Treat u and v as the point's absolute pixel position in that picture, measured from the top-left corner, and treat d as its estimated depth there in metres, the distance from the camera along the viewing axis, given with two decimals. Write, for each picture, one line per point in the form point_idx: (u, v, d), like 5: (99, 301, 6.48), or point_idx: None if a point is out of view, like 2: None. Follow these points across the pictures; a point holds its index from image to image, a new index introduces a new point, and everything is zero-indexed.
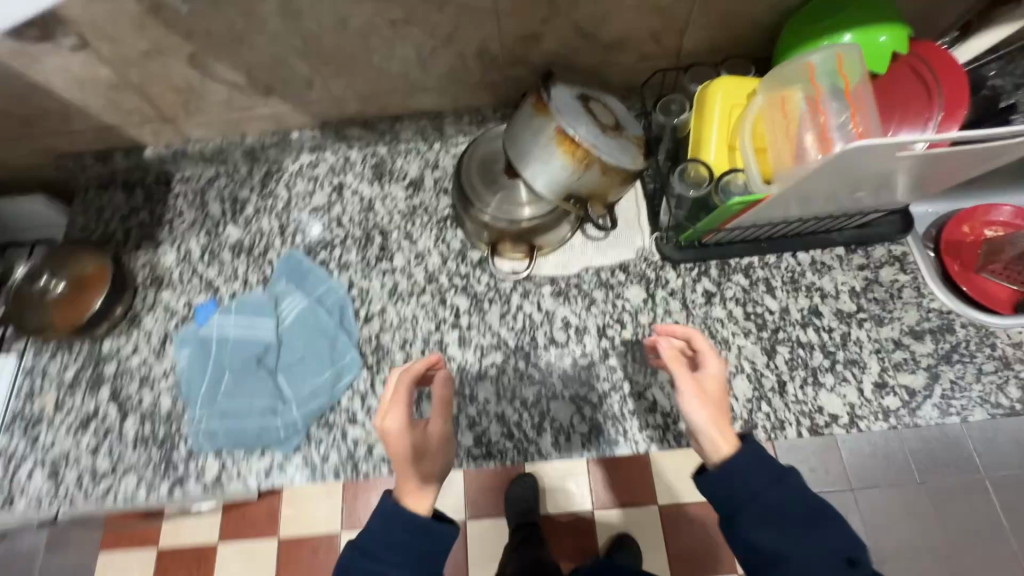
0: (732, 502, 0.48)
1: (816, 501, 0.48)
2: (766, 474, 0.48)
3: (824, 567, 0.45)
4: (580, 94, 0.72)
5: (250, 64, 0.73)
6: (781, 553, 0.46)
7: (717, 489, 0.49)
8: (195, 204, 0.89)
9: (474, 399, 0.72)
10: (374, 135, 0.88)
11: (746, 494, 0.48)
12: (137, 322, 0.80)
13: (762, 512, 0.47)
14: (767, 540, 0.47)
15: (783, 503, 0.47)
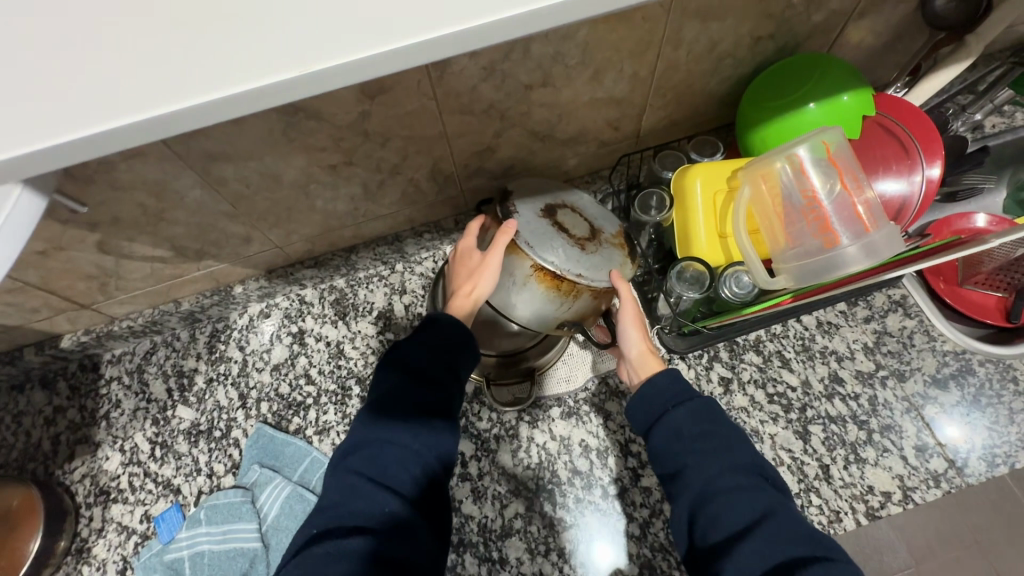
0: (647, 417, 0.53)
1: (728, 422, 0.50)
2: (671, 390, 0.53)
3: (735, 481, 0.45)
4: (544, 202, 0.62)
5: (173, 236, 0.64)
6: (684, 457, 0.49)
7: (636, 412, 0.55)
8: (134, 388, 0.76)
9: (506, 563, 0.63)
10: (328, 271, 0.79)
11: (656, 415, 0.53)
12: (87, 554, 0.67)
13: (667, 425, 0.51)
14: (676, 447, 0.50)
15: (701, 430, 0.50)
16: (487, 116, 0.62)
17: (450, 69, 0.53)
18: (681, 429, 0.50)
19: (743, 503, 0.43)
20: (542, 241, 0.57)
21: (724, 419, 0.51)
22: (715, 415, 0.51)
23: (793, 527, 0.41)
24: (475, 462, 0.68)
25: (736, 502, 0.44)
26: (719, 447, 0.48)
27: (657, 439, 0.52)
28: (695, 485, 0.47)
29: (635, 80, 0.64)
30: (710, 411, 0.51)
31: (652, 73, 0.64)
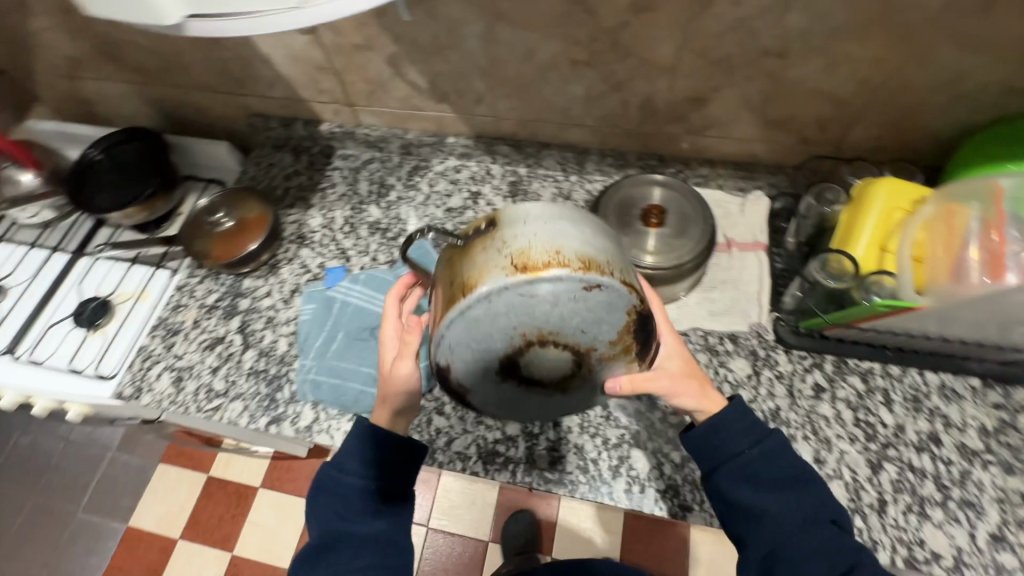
0: (714, 454, 0.61)
1: (796, 472, 0.60)
2: (746, 428, 0.61)
3: (810, 530, 0.56)
4: (498, 356, 0.50)
5: (437, 72, 0.82)
6: (765, 501, 0.58)
7: (701, 447, 0.61)
8: (348, 180, 0.98)
9: (557, 425, 0.73)
10: (519, 156, 0.94)
11: (728, 453, 0.60)
12: (276, 269, 0.89)
13: (742, 466, 0.59)
14: (752, 490, 0.59)
15: (775, 479, 0.59)
16: (716, 66, 0.71)
17: (711, 6, 0.64)
18: (761, 472, 0.59)
19: (824, 557, 0.54)
20: (511, 402, 0.56)
21: (793, 462, 0.61)
22: (785, 462, 0.60)
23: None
24: None
25: (808, 552, 0.55)
26: (793, 493, 0.59)
27: (726, 475, 0.60)
28: (773, 530, 0.57)
29: (862, 83, 0.69)
30: (782, 458, 0.60)
31: (882, 81, 0.68)
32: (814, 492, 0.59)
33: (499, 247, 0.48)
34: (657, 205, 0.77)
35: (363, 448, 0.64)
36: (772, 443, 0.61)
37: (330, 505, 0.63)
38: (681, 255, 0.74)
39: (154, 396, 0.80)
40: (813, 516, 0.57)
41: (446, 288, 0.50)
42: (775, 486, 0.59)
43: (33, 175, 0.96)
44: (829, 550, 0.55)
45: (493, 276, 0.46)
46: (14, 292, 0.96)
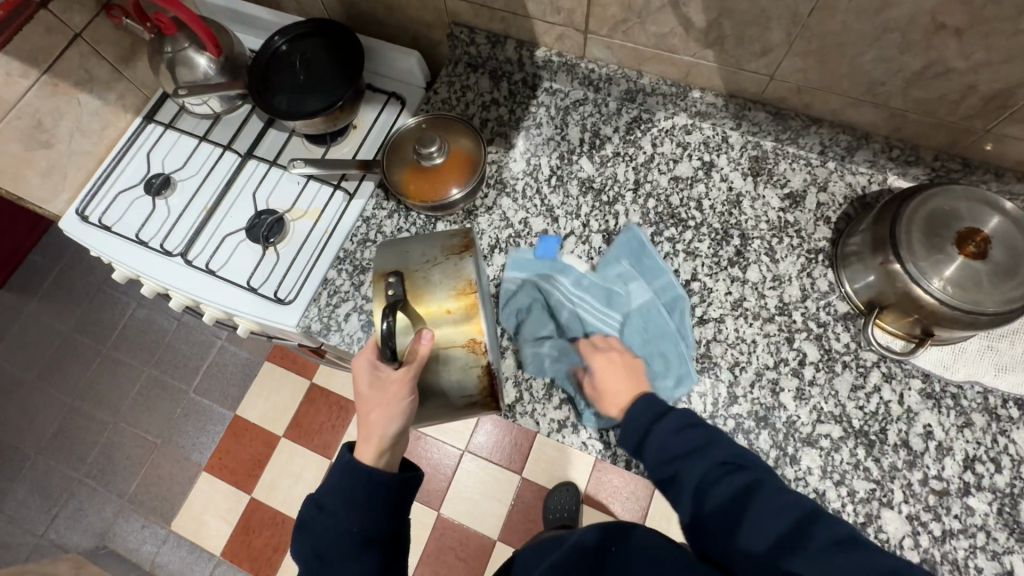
0: (634, 436, 0.58)
1: (695, 424, 0.57)
2: (646, 404, 0.59)
3: (716, 473, 0.53)
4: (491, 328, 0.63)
5: (729, 11, 0.64)
6: (675, 465, 0.55)
7: (624, 437, 0.59)
8: (556, 122, 0.84)
9: (796, 463, 0.64)
10: (775, 127, 0.77)
11: (639, 432, 0.58)
12: (473, 217, 0.79)
13: (658, 441, 0.56)
14: (661, 458, 0.56)
15: (670, 436, 0.56)
16: None
17: None
18: (668, 446, 0.56)
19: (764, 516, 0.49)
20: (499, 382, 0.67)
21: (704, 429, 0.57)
22: (693, 430, 0.56)
23: (816, 527, 0.47)
24: (813, 370, 0.68)
25: (723, 495, 0.51)
26: (703, 449, 0.55)
27: (648, 458, 0.56)
28: (689, 484, 0.53)
29: None
30: (692, 430, 0.56)
31: None
32: (728, 451, 0.55)
33: (430, 263, 0.62)
34: (983, 231, 0.61)
35: (350, 484, 0.56)
36: (676, 414, 0.58)
37: (311, 544, 0.56)
38: (992, 301, 0.60)
39: (342, 336, 0.74)
40: (741, 480, 0.52)
41: (441, 318, 0.59)
42: (689, 458, 0.54)
43: (209, 61, 0.86)
44: (760, 505, 0.49)
45: (461, 270, 0.62)
46: (184, 188, 0.90)
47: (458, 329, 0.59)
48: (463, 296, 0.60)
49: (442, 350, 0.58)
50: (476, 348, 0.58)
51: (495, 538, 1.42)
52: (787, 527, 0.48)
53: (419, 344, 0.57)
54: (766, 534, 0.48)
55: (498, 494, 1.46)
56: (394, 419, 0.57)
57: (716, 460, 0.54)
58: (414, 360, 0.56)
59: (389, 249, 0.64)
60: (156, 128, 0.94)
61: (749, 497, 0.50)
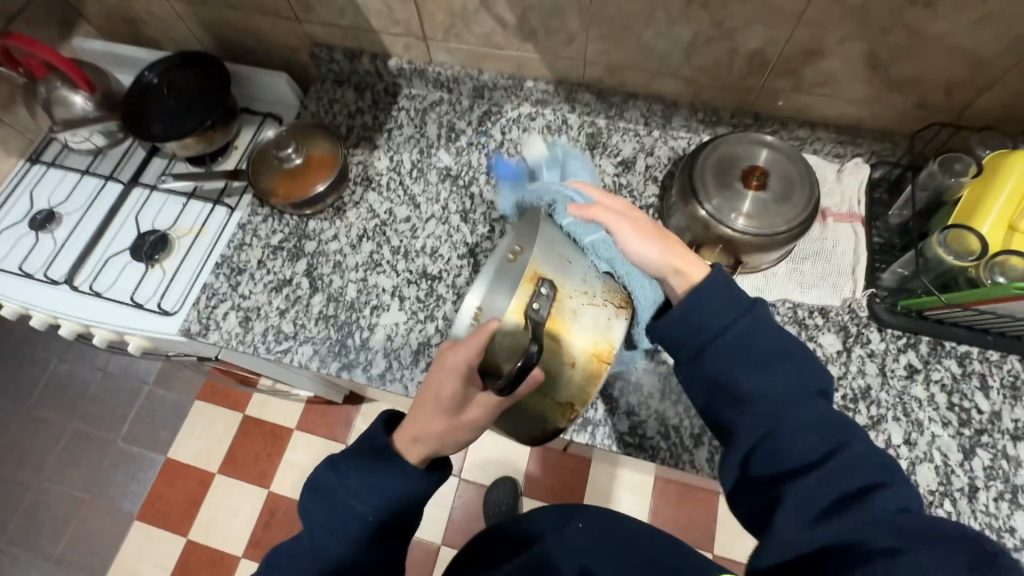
0: (698, 333, 0.54)
1: (797, 350, 0.53)
2: (726, 298, 0.54)
3: (806, 394, 0.51)
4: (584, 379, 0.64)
5: (529, 7, 0.74)
6: (761, 385, 0.51)
7: (680, 326, 0.55)
8: (416, 121, 0.92)
9: (638, 389, 0.72)
10: (602, 106, 0.87)
11: (713, 329, 0.54)
12: (342, 213, 0.85)
13: (730, 341, 0.53)
14: (752, 374, 0.52)
15: (760, 350, 0.52)
16: (852, 16, 0.64)
17: None
18: (750, 346, 0.53)
19: (818, 434, 0.48)
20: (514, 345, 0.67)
21: (777, 333, 0.54)
22: (775, 334, 0.53)
23: (861, 461, 0.47)
24: None
25: (807, 436, 0.48)
26: (787, 368, 0.52)
27: (718, 352, 0.53)
28: (770, 412, 0.50)
29: (1014, 43, 0.62)
30: (769, 331, 0.53)
31: None
32: (802, 364, 0.52)
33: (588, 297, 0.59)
34: (760, 167, 0.72)
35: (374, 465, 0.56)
36: (752, 312, 0.53)
37: (318, 501, 0.56)
38: (778, 223, 0.70)
39: (222, 334, 0.79)
40: (801, 392, 0.51)
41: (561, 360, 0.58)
42: (763, 362, 0.52)
43: (84, 98, 0.91)
44: (819, 423, 0.49)
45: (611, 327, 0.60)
46: (69, 220, 0.94)
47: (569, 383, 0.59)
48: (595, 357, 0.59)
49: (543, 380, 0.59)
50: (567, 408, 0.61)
51: (439, 542, 1.36)
52: (822, 447, 0.48)
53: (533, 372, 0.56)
54: (830, 487, 0.46)
55: (439, 498, 1.41)
56: (465, 433, 0.57)
57: (807, 385, 0.51)
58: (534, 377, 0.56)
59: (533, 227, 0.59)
60: (41, 168, 0.98)
61: (814, 414, 0.49)
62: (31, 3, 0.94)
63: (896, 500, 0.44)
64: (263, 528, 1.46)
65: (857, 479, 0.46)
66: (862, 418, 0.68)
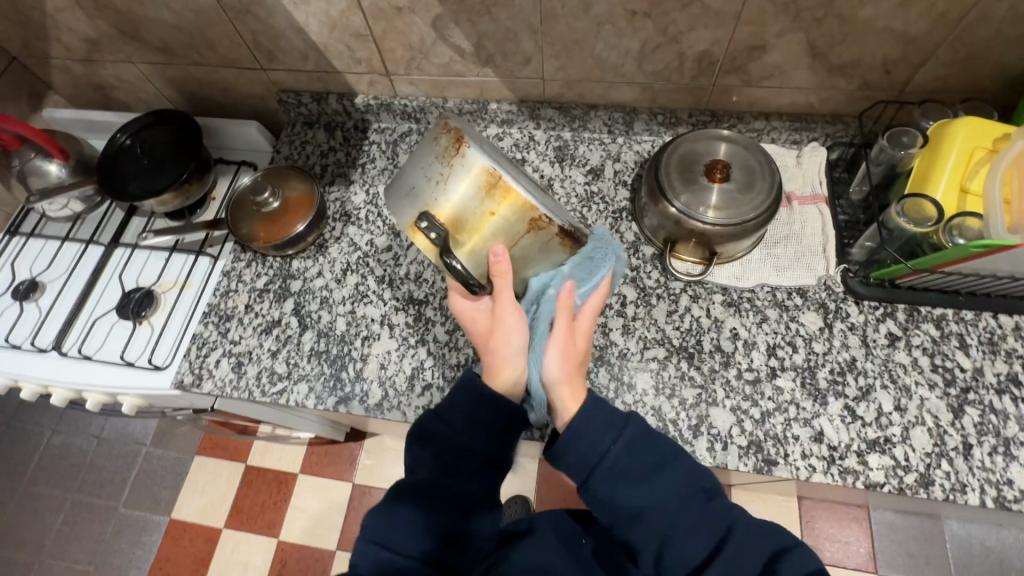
0: (584, 462, 0.52)
1: (665, 453, 0.53)
2: (604, 421, 0.53)
3: (685, 497, 0.51)
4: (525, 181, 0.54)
5: (483, 34, 0.77)
6: (642, 498, 0.51)
7: (570, 458, 0.53)
8: (387, 153, 0.94)
9: (632, 388, 0.72)
10: (565, 119, 0.90)
11: (596, 455, 0.52)
12: (324, 249, 0.87)
13: (611, 467, 0.52)
14: (631, 488, 0.51)
15: (635, 464, 0.52)
16: (785, 11, 0.68)
17: None
18: (627, 465, 0.52)
19: (706, 530, 0.50)
20: None
21: (658, 442, 0.53)
22: (651, 443, 0.53)
23: (756, 541, 0.49)
24: (634, 307, 0.77)
25: (694, 531, 0.50)
26: (664, 476, 0.52)
27: (602, 479, 0.52)
28: (660, 525, 0.50)
29: (938, 21, 0.66)
30: (648, 444, 0.53)
31: (962, 17, 0.65)
32: (682, 467, 0.52)
33: (438, 180, 0.52)
34: (721, 160, 0.74)
35: (476, 406, 0.58)
36: (632, 429, 0.53)
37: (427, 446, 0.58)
38: (745, 212, 0.72)
39: (215, 382, 0.79)
40: (682, 493, 0.51)
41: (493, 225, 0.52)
42: (640, 473, 0.52)
43: (60, 166, 0.93)
44: (701, 520, 0.50)
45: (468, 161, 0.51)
46: (53, 287, 0.94)
47: (513, 223, 0.52)
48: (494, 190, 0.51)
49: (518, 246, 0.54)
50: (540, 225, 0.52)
51: None
52: (711, 538, 0.49)
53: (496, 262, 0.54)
54: None
55: None
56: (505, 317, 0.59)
57: (687, 483, 0.52)
58: (500, 277, 0.55)
59: (398, 195, 0.56)
60: (20, 239, 0.99)
61: (699, 515, 0.50)
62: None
63: (808, 563, 0.46)
64: None
65: (763, 552, 0.48)
66: (851, 389, 0.70)
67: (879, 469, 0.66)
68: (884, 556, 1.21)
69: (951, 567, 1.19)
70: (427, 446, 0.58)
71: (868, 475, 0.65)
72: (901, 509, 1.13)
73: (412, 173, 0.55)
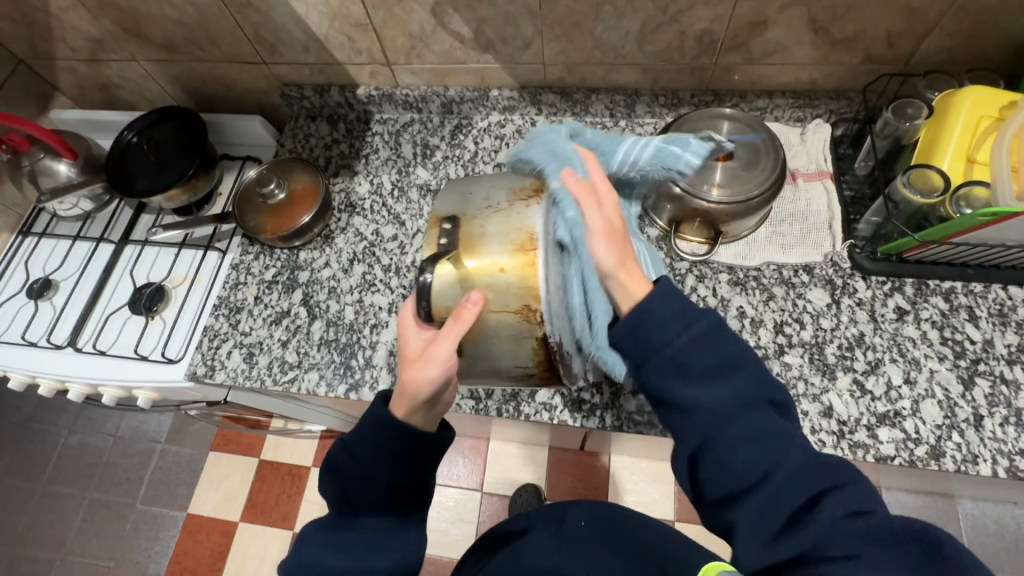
0: (640, 348, 0.47)
1: (739, 357, 0.47)
2: (675, 310, 0.47)
3: (748, 408, 0.45)
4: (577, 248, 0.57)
5: (482, 19, 0.77)
6: (700, 396, 0.46)
7: (624, 341, 0.48)
8: (391, 144, 0.95)
9: None
10: (567, 104, 0.90)
11: (656, 342, 0.46)
12: (330, 240, 0.88)
13: (672, 357, 0.46)
14: (686, 382, 0.46)
15: (699, 361, 0.46)
16: None
17: None
18: (691, 361, 0.46)
19: (760, 449, 0.44)
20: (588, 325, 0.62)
21: (733, 343, 0.47)
22: (723, 346, 0.47)
23: (819, 469, 0.43)
24: None
25: (749, 453, 0.44)
26: (728, 383, 0.46)
27: (654, 370, 0.47)
28: (705, 431, 0.46)
29: None
30: (720, 344, 0.46)
31: None
32: (756, 376, 0.46)
33: (493, 208, 0.52)
34: (724, 139, 0.74)
35: (378, 437, 0.54)
36: (706, 325, 0.47)
37: (335, 483, 0.55)
38: (750, 189, 0.72)
39: (228, 373, 0.80)
40: (744, 405, 0.45)
41: (494, 276, 0.49)
42: (701, 372, 0.46)
43: (69, 165, 0.94)
44: (766, 444, 0.44)
45: (525, 215, 0.50)
46: (66, 285, 0.95)
47: (512, 291, 0.49)
48: (521, 253, 0.48)
49: (492, 314, 0.49)
50: (529, 318, 0.49)
51: None
52: (768, 464, 0.44)
53: (464, 307, 0.48)
54: (776, 510, 0.42)
55: (463, 516, 1.37)
56: (425, 370, 0.50)
57: (757, 391, 0.46)
58: (456, 325, 0.48)
59: (454, 188, 0.57)
60: (32, 240, 1.01)
61: (762, 435, 0.44)
62: (5, 83, 0.97)
63: (854, 499, 0.41)
64: None
65: (809, 488, 0.43)
66: (860, 364, 0.70)
67: (889, 442, 0.65)
68: None
69: (968, 547, 1.18)
70: (335, 482, 0.55)
71: (878, 448, 0.65)
72: (915, 488, 1.12)
73: (476, 188, 0.55)
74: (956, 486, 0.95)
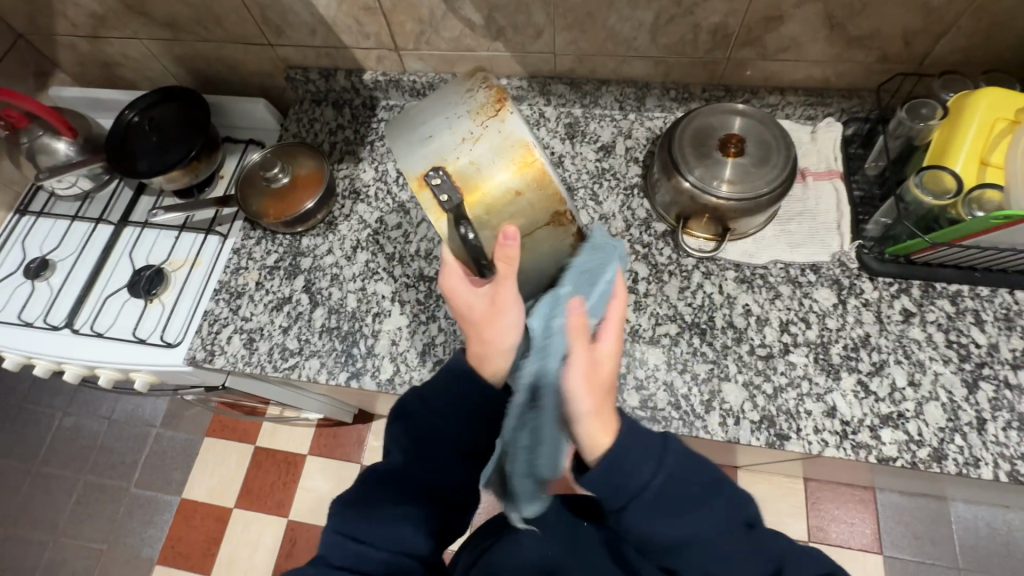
0: (621, 494, 0.45)
1: (711, 482, 0.47)
2: (643, 451, 0.45)
3: (730, 531, 0.46)
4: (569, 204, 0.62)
5: (494, 5, 0.76)
6: (687, 534, 0.46)
7: (600, 489, 0.45)
8: None
9: (644, 363, 0.72)
10: (576, 95, 0.89)
11: (637, 485, 0.45)
12: (333, 227, 0.87)
13: (651, 503, 0.45)
14: (670, 524, 0.46)
15: (681, 499, 0.46)
16: None
17: None
18: (676, 500, 0.46)
19: (753, 571, 0.47)
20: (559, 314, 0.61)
21: (703, 466, 0.47)
22: (698, 473, 0.47)
23: (804, 571, 0.48)
24: (645, 283, 0.77)
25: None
26: (710, 509, 0.46)
27: (637, 512, 0.46)
28: (698, 561, 0.47)
29: None
30: (692, 474, 0.46)
31: None
32: (730, 495, 0.48)
33: (469, 140, 0.51)
34: (735, 134, 0.73)
35: (456, 387, 0.55)
36: (675, 457, 0.46)
37: (408, 431, 0.57)
38: (760, 186, 0.71)
39: (228, 358, 0.79)
40: (726, 531, 0.46)
41: (513, 202, 0.52)
42: (683, 511, 0.46)
43: (68, 144, 0.92)
44: (753, 557, 0.47)
45: (504, 130, 0.51)
46: (63, 265, 0.94)
47: (537, 208, 0.53)
48: (524, 165, 0.51)
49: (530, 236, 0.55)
50: (563, 222, 0.55)
51: None
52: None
53: (505, 246, 0.47)
54: None
55: None
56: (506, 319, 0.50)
57: (734, 514, 0.47)
58: (507, 266, 0.48)
59: (403, 132, 0.53)
60: (30, 219, 0.99)
61: (747, 555, 0.46)
62: (3, 58, 0.95)
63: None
64: (286, 557, 1.44)
65: None
66: (865, 364, 0.70)
67: (892, 444, 0.65)
68: (889, 537, 1.21)
69: (957, 548, 1.20)
70: (404, 429, 0.58)
71: (881, 449, 0.65)
72: (908, 490, 1.13)
73: (427, 118, 0.53)
74: (950, 489, 0.96)
